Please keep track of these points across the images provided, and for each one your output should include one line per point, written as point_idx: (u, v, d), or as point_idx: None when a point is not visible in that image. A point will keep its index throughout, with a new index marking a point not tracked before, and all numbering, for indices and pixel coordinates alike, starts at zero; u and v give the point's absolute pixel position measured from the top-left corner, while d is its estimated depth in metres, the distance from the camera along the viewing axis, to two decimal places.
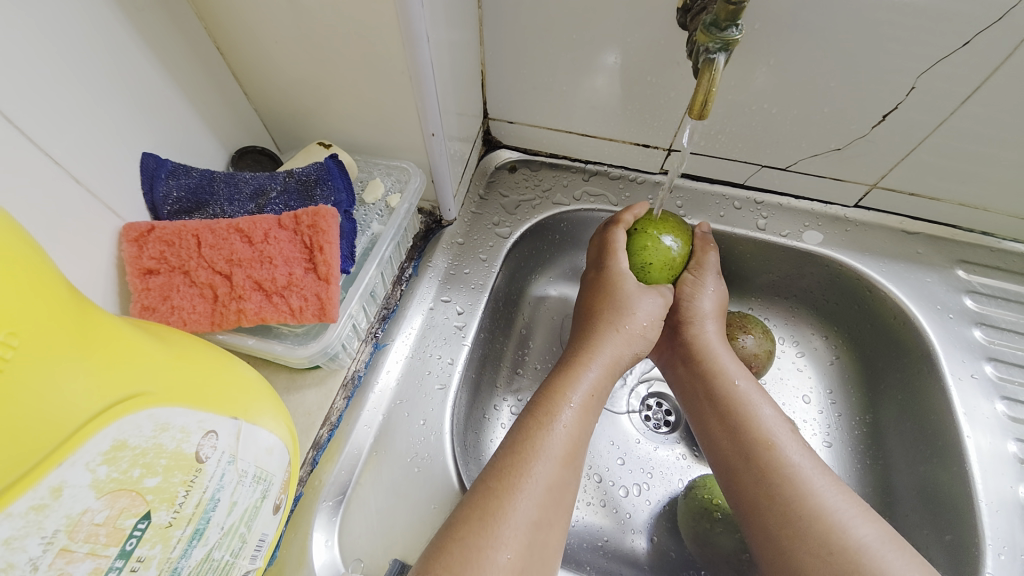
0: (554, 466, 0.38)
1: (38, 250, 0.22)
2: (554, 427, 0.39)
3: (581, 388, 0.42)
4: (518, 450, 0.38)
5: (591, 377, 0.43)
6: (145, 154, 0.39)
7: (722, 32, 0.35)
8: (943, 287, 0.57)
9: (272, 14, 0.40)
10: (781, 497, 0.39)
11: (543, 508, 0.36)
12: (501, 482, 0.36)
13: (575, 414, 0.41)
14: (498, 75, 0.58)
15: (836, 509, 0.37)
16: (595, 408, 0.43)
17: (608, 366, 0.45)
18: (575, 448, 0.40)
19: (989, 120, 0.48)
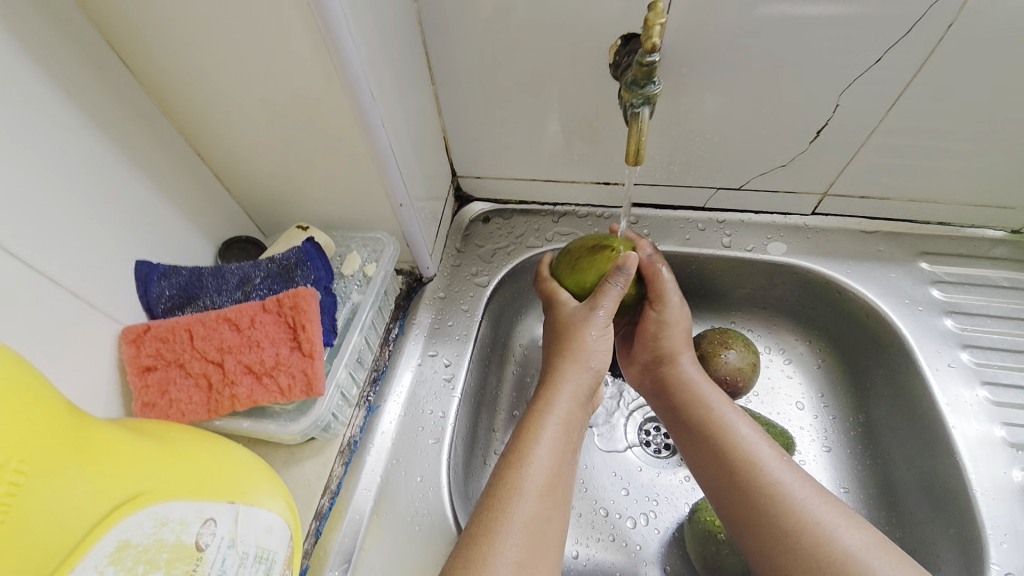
0: (532, 502, 0.39)
1: (37, 379, 0.24)
2: (530, 465, 0.40)
3: (553, 422, 0.43)
4: (496, 492, 0.39)
5: (562, 409, 0.44)
6: (137, 261, 0.43)
7: (643, 88, 0.40)
8: (909, 281, 0.59)
9: (244, 119, 0.44)
10: (769, 513, 0.40)
11: (527, 549, 0.37)
12: (484, 530, 0.37)
13: (549, 448, 0.42)
14: (460, 138, 0.63)
15: (821, 519, 0.38)
16: (571, 441, 0.44)
17: (575, 395, 0.45)
18: (553, 481, 0.41)
19: (913, 123, 0.52)
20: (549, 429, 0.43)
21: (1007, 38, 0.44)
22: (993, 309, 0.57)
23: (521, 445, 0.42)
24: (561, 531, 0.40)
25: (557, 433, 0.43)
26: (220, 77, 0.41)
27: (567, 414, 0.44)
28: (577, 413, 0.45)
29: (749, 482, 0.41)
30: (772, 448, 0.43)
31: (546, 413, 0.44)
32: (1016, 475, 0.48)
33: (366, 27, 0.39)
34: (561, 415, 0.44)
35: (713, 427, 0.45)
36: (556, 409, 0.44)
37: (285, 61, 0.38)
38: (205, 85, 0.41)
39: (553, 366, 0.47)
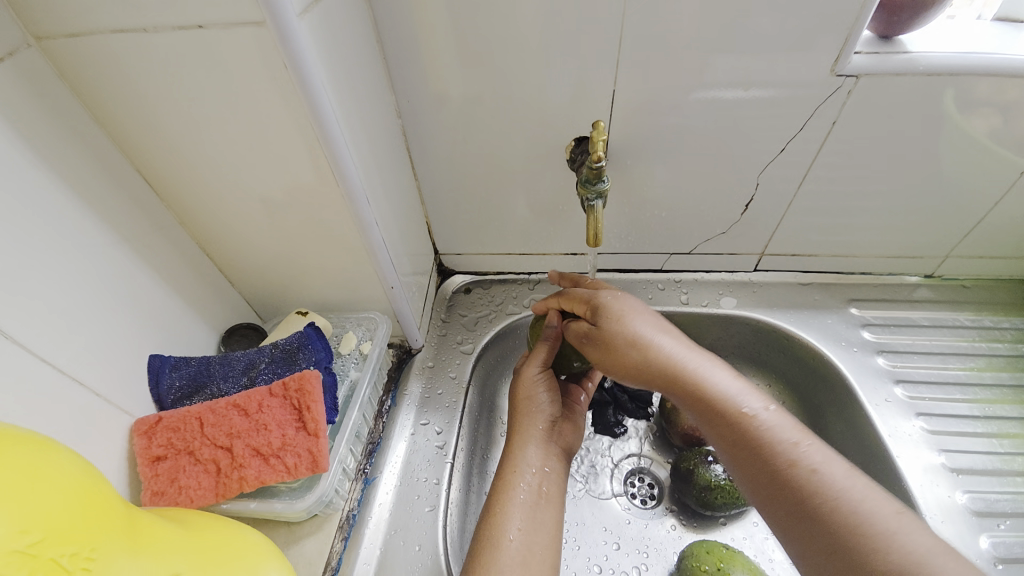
0: (514, 553, 0.43)
1: (95, 472, 0.28)
2: (506, 533, 0.44)
3: (525, 477, 0.48)
4: (477, 565, 0.42)
5: (530, 463, 0.48)
6: (151, 355, 0.47)
7: (595, 185, 0.48)
8: (843, 325, 0.67)
9: (252, 222, 0.50)
10: (835, 517, 0.37)
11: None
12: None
13: (521, 512, 0.45)
14: (441, 221, 0.71)
15: (882, 521, 0.36)
16: (543, 490, 0.48)
17: (537, 444, 0.50)
18: (531, 529, 0.45)
19: (820, 195, 0.62)
20: (521, 484, 0.47)
21: (875, 130, 0.55)
22: (918, 345, 0.65)
23: (498, 499, 0.46)
24: None
25: (527, 485, 0.47)
26: (235, 190, 0.47)
27: (536, 463, 0.49)
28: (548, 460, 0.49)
29: (794, 497, 0.39)
30: (800, 439, 0.41)
31: (514, 473, 0.48)
32: (958, 496, 0.54)
33: (362, 145, 0.47)
34: (531, 468, 0.48)
35: (746, 433, 0.42)
36: (525, 461, 0.48)
37: (292, 176, 0.46)
38: (220, 196, 0.48)
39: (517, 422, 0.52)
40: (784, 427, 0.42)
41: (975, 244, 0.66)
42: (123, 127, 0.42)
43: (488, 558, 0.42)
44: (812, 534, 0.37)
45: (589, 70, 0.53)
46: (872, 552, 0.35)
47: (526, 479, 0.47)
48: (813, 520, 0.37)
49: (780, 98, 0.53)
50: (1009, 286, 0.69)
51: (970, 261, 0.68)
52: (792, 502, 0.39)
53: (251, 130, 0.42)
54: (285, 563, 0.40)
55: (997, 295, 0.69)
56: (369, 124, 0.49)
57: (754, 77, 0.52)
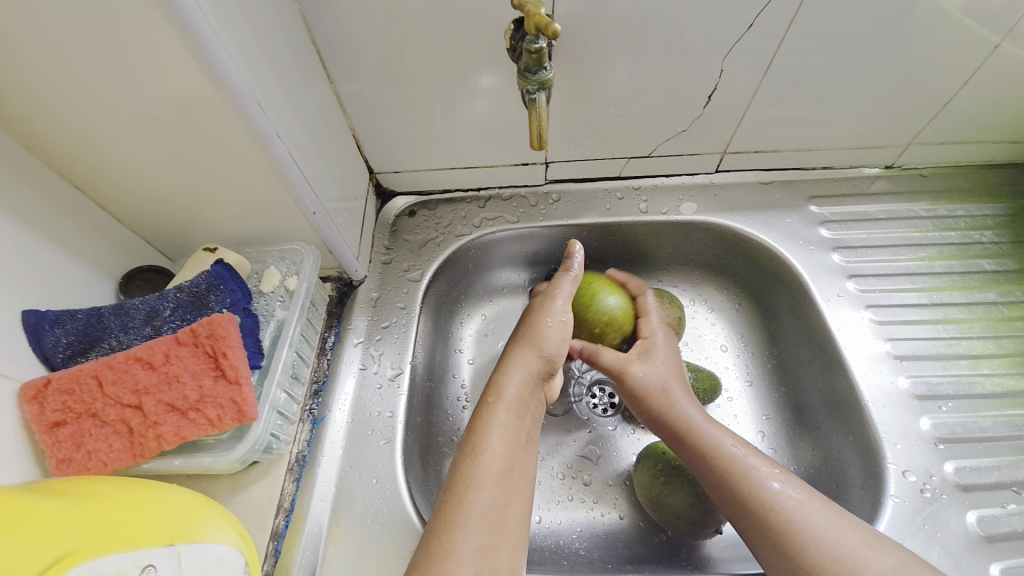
0: (486, 490, 0.40)
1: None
2: (480, 456, 0.42)
3: (503, 410, 0.45)
4: (452, 489, 0.40)
5: (513, 394, 0.47)
6: (24, 311, 0.39)
7: (536, 75, 0.42)
8: (802, 224, 0.65)
9: (124, 145, 0.41)
10: (783, 538, 0.40)
11: (485, 534, 0.38)
12: (445, 518, 0.39)
13: (501, 437, 0.43)
14: (370, 135, 0.61)
15: (801, 512, 0.41)
16: (520, 423, 0.45)
17: (526, 378, 0.48)
18: (506, 466, 0.42)
19: (788, 82, 0.56)
20: (500, 420, 0.45)
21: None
22: (872, 239, 0.64)
23: (473, 436, 0.44)
24: (523, 515, 0.41)
25: (506, 416, 0.45)
26: (87, 104, 0.38)
27: (522, 395, 0.47)
28: (534, 396, 0.49)
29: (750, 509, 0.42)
30: (739, 444, 0.46)
31: (497, 401, 0.46)
32: (901, 381, 0.55)
33: (240, 39, 0.37)
34: (509, 398, 0.46)
35: (714, 461, 0.46)
36: (506, 396, 0.46)
37: (156, 82, 0.36)
38: (72, 114, 0.38)
39: (509, 354, 0.51)
40: (732, 437, 0.47)
41: (941, 129, 0.62)
42: None
43: (460, 495, 0.40)
44: (767, 547, 0.41)
45: None
46: (801, 546, 0.39)
47: (505, 415, 0.45)
48: (753, 514, 0.42)
49: None
50: (964, 173, 0.68)
51: (931, 148, 0.65)
52: (754, 532, 0.42)
53: (77, 17, 0.32)
54: (234, 516, 0.40)
55: (954, 182, 0.68)
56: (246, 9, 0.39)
57: None
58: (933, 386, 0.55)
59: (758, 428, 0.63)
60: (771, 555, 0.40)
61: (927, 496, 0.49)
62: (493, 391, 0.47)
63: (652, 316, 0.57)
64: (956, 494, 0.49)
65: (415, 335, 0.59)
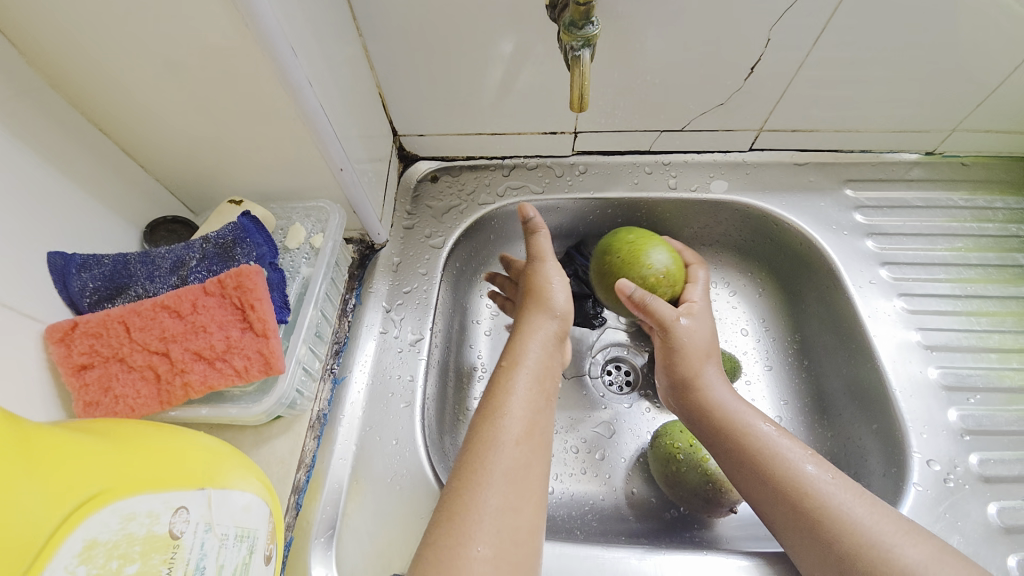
0: (510, 450, 0.40)
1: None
2: (503, 418, 0.42)
3: (525, 374, 0.45)
4: (473, 446, 0.40)
5: (531, 358, 0.46)
6: (50, 253, 0.38)
7: (582, 30, 0.40)
8: (835, 208, 0.64)
9: (152, 88, 0.40)
10: (816, 520, 0.40)
11: (507, 493, 0.38)
12: (467, 477, 0.38)
13: (523, 399, 0.43)
14: (396, 94, 0.59)
15: (834, 496, 0.40)
16: (541, 388, 0.45)
17: (544, 343, 0.48)
18: (526, 429, 0.42)
19: (838, 56, 0.53)
20: (521, 383, 0.44)
21: None
22: (908, 227, 0.63)
23: (495, 398, 0.43)
24: (542, 475, 0.41)
25: (525, 379, 0.44)
26: (119, 42, 0.36)
27: (540, 359, 0.47)
28: (552, 360, 0.48)
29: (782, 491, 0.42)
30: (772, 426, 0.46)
31: (517, 364, 0.45)
32: (929, 372, 0.54)
33: None
34: (531, 363, 0.46)
35: (745, 441, 0.45)
36: (527, 360, 0.46)
37: (189, 20, 0.35)
38: (101, 53, 0.37)
39: (524, 319, 0.50)
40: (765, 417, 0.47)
41: (992, 115, 0.60)
42: None
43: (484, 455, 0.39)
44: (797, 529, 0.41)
45: None
46: (832, 529, 0.39)
47: (526, 379, 0.44)
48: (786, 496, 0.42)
49: None
50: (1008, 164, 0.65)
51: (978, 135, 0.62)
52: (784, 513, 0.42)
53: None
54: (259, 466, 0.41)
55: (996, 173, 0.65)
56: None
57: None
58: (962, 378, 0.54)
59: (776, 412, 0.62)
60: (801, 536, 0.41)
61: (950, 486, 0.49)
62: (513, 356, 0.46)
63: (699, 283, 0.56)
64: (978, 485, 0.49)
65: (435, 300, 0.58)
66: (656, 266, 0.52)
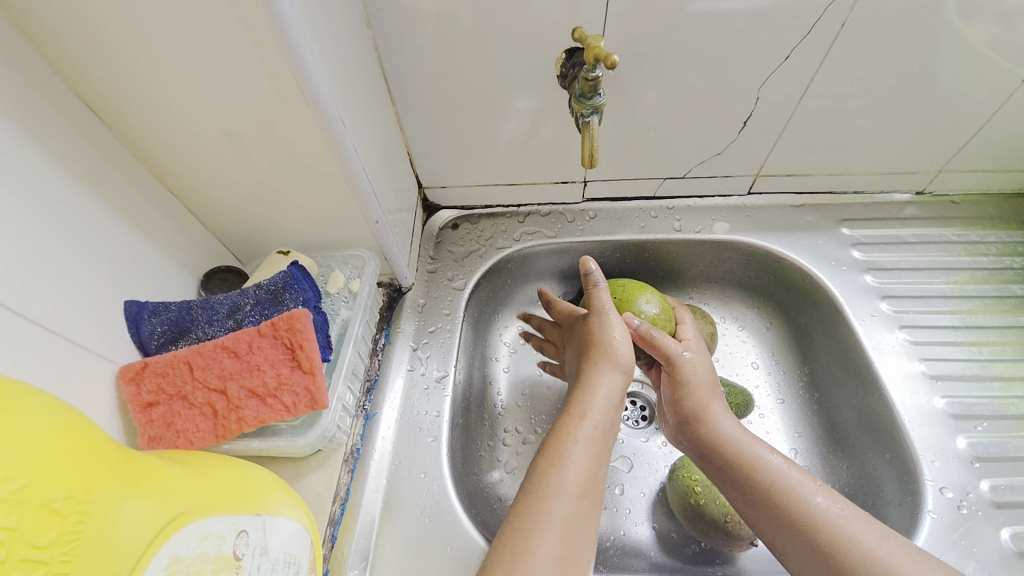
0: (570, 500, 0.42)
1: (74, 425, 0.26)
2: (565, 466, 0.43)
3: (588, 423, 0.46)
4: (534, 492, 0.42)
5: (595, 408, 0.47)
6: (126, 302, 0.44)
7: (591, 100, 0.47)
8: (833, 246, 0.67)
9: (219, 158, 0.46)
10: (833, 560, 0.41)
11: (565, 541, 0.40)
12: (523, 522, 0.41)
13: (583, 449, 0.45)
14: (423, 152, 0.66)
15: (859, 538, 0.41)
16: (603, 438, 0.46)
17: (609, 394, 0.49)
18: (587, 478, 0.43)
19: (822, 109, 0.59)
20: (584, 432, 0.46)
21: (884, 34, 0.51)
22: (904, 262, 0.66)
23: (559, 447, 0.45)
24: (595, 524, 0.43)
25: (591, 430, 0.46)
26: (197, 121, 0.43)
27: (605, 409, 0.48)
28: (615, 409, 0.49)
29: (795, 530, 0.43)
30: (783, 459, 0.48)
31: (581, 413, 0.47)
32: (936, 402, 0.56)
33: (331, 65, 0.42)
34: (596, 412, 0.47)
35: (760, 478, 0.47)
36: (590, 409, 0.47)
37: (258, 104, 0.41)
38: (182, 130, 0.43)
39: (589, 367, 0.51)
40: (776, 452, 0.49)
41: (974, 157, 0.64)
42: (59, 50, 0.37)
43: (541, 503, 0.41)
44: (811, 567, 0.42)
45: None
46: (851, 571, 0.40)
47: (592, 429, 0.46)
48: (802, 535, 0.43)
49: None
50: (996, 201, 0.69)
51: (963, 175, 0.67)
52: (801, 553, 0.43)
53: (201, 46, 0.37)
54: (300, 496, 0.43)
55: (986, 210, 0.69)
56: (335, 38, 0.43)
57: None
58: (968, 407, 0.56)
59: (790, 444, 0.64)
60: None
61: (963, 513, 0.50)
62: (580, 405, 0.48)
63: (688, 325, 0.60)
64: (992, 511, 0.50)
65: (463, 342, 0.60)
66: (646, 311, 0.57)
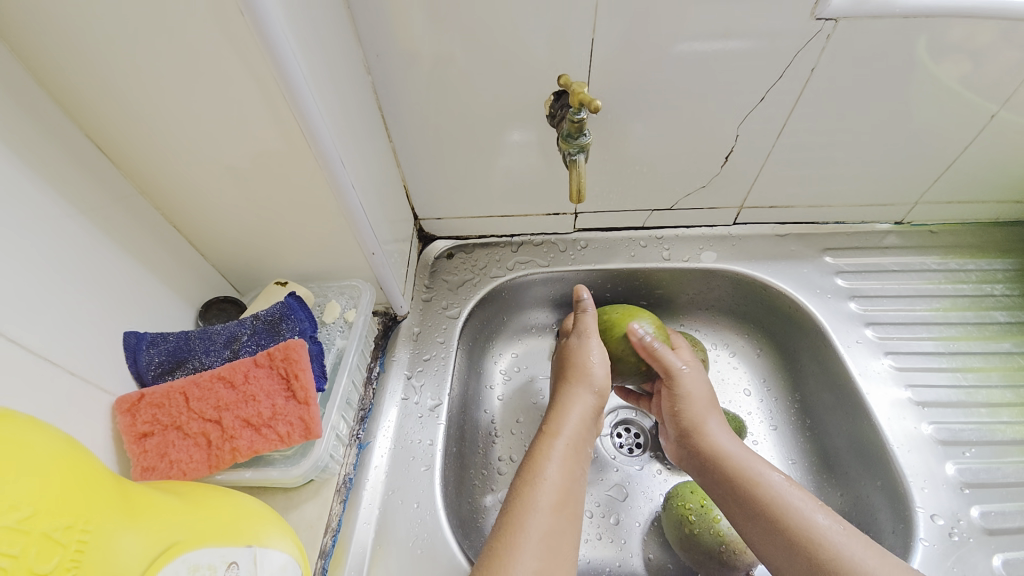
0: (546, 517, 0.42)
1: (72, 453, 0.27)
2: (540, 483, 0.44)
3: (561, 444, 0.48)
4: (511, 510, 0.43)
5: (569, 429, 0.49)
6: (124, 333, 0.45)
7: (577, 140, 0.49)
8: (817, 274, 0.69)
9: (222, 193, 0.48)
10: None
11: (545, 559, 0.40)
12: (502, 540, 0.41)
13: (558, 467, 0.46)
14: (419, 186, 0.68)
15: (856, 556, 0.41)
16: (577, 457, 0.48)
17: (581, 417, 0.51)
18: (562, 495, 0.44)
19: (798, 145, 0.62)
20: (557, 451, 0.47)
21: (851, 76, 0.55)
22: (887, 289, 0.68)
23: (533, 464, 0.46)
24: (576, 544, 0.43)
25: (561, 448, 0.48)
26: (202, 159, 0.45)
27: (577, 428, 0.50)
28: (587, 430, 0.51)
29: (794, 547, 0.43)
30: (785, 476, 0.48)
31: (556, 433, 0.49)
32: (924, 427, 0.57)
33: (330, 107, 0.45)
34: (568, 433, 0.49)
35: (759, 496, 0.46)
36: (562, 429, 0.49)
37: (262, 143, 0.44)
38: (188, 167, 0.45)
39: (561, 392, 0.53)
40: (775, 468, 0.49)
41: (947, 189, 0.67)
42: (76, 96, 0.40)
43: (518, 520, 0.42)
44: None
45: (565, 19, 0.51)
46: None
47: (564, 448, 0.48)
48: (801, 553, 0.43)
49: (760, 45, 0.52)
50: (973, 230, 0.72)
51: (938, 207, 0.69)
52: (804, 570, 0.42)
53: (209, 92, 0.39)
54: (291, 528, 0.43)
55: (964, 239, 0.71)
56: (336, 81, 0.46)
57: (733, 23, 0.51)
58: (955, 433, 0.56)
59: (784, 471, 0.64)
60: None
61: (955, 539, 0.50)
62: (553, 425, 0.50)
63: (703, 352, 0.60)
64: (984, 538, 0.50)
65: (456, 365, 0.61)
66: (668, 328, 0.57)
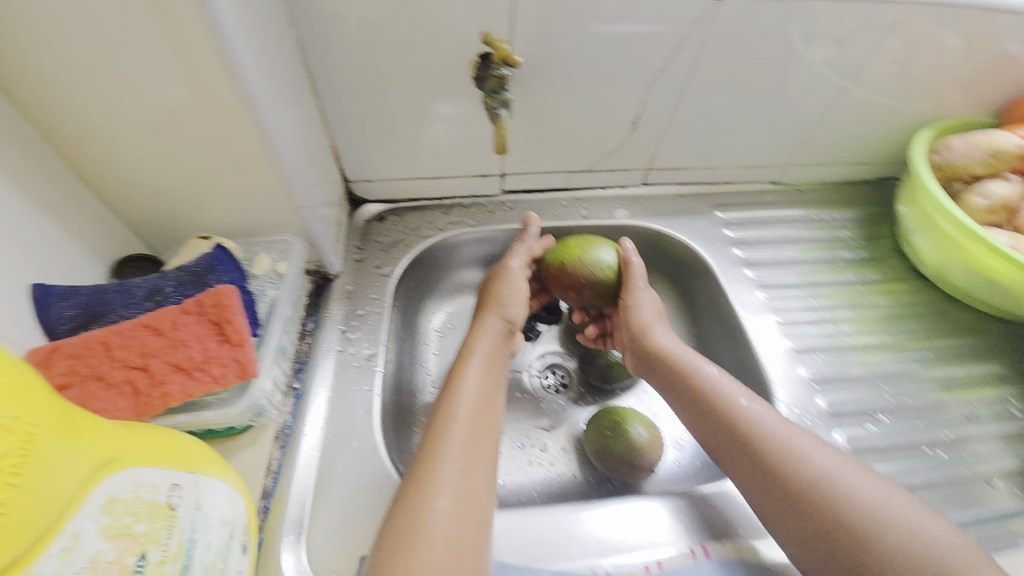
0: (465, 424, 0.47)
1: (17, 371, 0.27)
2: (458, 397, 0.49)
3: (475, 362, 0.53)
4: (435, 423, 0.47)
5: (482, 350, 0.54)
6: (30, 285, 0.42)
7: (500, 95, 0.54)
8: (710, 226, 0.80)
9: (133, 142, 0.46)
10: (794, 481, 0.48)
11: (466, 458, 0.45)
12: (426, 450, 0.45)
13: (474, 382, 0.51)
14: (346, 146, 0.69)
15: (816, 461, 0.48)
16: (491, 374, 0.53)
17: (493, 337, 0.56)
18: (476, 404, 0.50)
19: (694, 112, 0.71)
20: (474, 368, 0.52)
21: (735, 50, 0.63)
22: (764, 237, 0.80)
23: (455, 381, 0.51)
24: (493, 444, 0.49)
25: (475, 364, 0.53)
26: (108, 102, 0.43)
27: (490, 348, 0.55)
28: (500, 350, 0.57)
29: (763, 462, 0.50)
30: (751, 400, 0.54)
31: (469, 354, 0.54)
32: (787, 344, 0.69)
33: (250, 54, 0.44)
34: (482, 352, 0.54)
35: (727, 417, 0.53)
36: (477, 349, 0.54)
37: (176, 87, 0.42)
38: (90, 111, 0.43)
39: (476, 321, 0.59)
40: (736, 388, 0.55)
41: (810, 153, 0.80)
42: None
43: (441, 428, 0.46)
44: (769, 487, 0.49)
45: None
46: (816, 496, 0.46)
47: (479, 364, 0.53)
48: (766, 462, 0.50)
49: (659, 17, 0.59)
50: (831, 188, 0.86)
51: (804, 168, 0.82)
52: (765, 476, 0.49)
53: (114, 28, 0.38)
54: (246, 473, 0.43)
55: (824, 195, 0.85)
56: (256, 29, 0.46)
57: None
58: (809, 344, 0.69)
59: None
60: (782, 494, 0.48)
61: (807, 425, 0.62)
62: (470, 347, 0.55)
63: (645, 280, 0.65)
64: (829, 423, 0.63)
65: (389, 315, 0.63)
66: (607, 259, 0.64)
